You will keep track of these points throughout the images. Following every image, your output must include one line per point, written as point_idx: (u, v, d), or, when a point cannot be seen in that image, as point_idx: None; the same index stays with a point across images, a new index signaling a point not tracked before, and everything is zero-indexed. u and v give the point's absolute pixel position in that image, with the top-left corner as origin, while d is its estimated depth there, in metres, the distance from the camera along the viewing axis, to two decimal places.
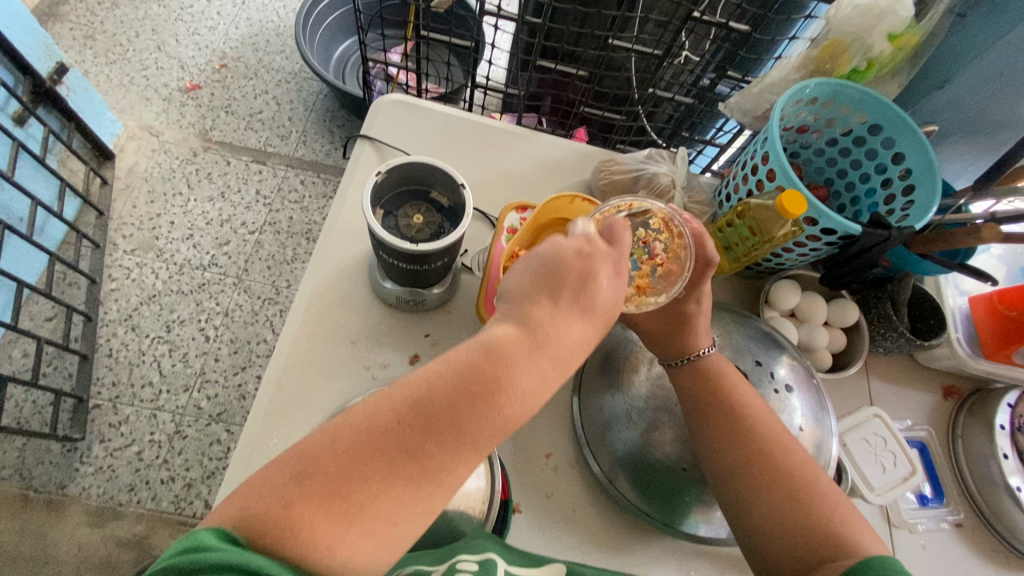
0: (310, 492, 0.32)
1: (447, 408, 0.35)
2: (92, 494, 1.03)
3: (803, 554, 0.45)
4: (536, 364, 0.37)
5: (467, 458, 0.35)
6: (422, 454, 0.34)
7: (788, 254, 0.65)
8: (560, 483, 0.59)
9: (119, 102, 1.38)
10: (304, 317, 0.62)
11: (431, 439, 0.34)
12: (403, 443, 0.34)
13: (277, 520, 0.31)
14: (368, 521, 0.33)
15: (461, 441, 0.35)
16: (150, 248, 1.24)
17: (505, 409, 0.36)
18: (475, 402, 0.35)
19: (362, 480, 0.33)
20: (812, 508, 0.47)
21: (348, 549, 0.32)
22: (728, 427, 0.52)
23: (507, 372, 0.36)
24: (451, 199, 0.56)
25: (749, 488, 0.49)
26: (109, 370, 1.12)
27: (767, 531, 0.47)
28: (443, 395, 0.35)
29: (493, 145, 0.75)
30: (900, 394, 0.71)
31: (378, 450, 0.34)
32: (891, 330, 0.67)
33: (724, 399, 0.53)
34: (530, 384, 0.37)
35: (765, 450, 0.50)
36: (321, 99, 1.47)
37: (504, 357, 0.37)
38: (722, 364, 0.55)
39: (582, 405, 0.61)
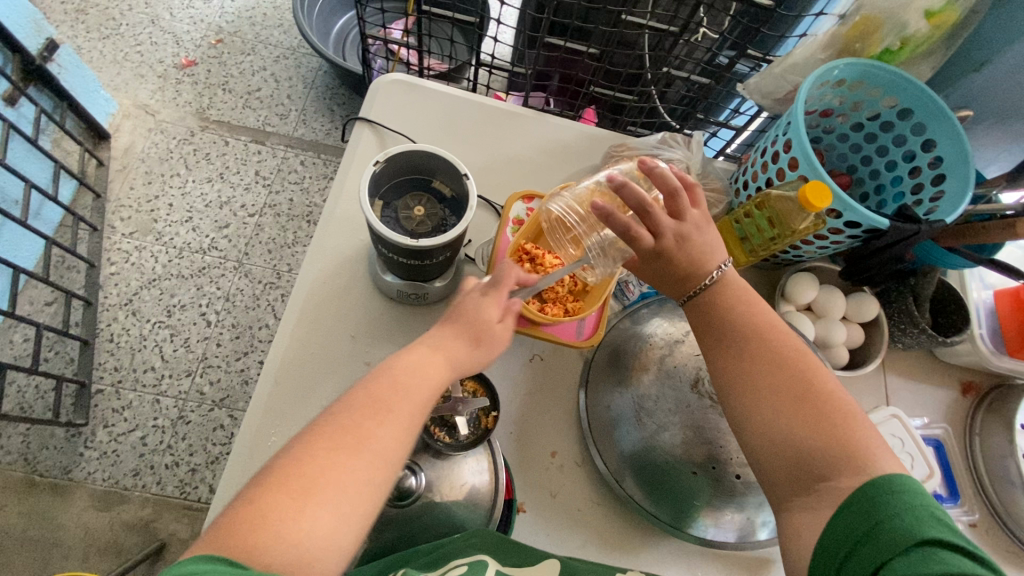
0: (265, 489, 0.36)
1: (362, 394, 0.41)
2: (97, 479, 1.03)
3: (810, 467, 0.43)
4: (427, 353, 0.44)
5: (386, 421, 0.40)
6: (358, 430, 0.39)
7: (807, 247, 0.62)
8: (564, 482, 0.58)
9: (113, 79, 1.34)
10: (300, 313, 0.59)
11: (363, 424, 0.40)
12: (335, 430, 0.39)
13: (247, 519, 0.35)
14: (323, 499, 0.36)
15: (389, 417, 0.41)
16: (149, 231, 1.22)
17: (418, 383, 0.43)
18: (383, 388, 0.42)
19: (305, 464, 0.38)
20: (825, 421, 0.44)
21: (311, 521, 0.35)
22: (733, 347, 0.49)
23: (402, 360, 0.44)
24: (453, 190, 0.53)
25: (753, 407, 0.46)
26: (111, 355, 1.11)
27: (766, 450, 0.45)
28: (362, 394, 0.41)
29: (499, 128, 0.71)
30: (917, 390, 0.69)
31: (319, 442, 0.39)
32: (912, 326, 0.64)
33: (732, 316, 0.50)
34: (424, 360, 0.44)
35: (772, 369, 0.47)
36: (321, 76, 1.43)
37: (410, 361, 0.44)
38: (735, 280, 0.51)
39: (588, 402, 0.59)
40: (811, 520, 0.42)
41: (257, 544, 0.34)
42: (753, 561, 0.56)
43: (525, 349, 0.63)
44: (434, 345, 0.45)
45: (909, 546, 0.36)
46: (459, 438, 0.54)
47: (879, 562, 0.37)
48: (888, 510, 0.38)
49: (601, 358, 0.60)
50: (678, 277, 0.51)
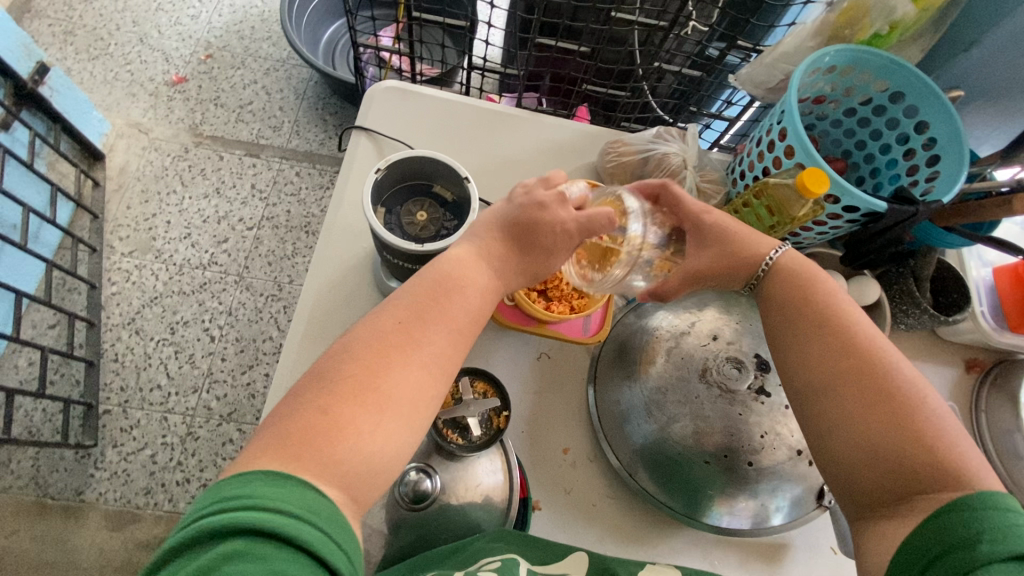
0: (344, 388, 0.38)
1: (422, 303, 0.43)
2: (109, 499, 1.03)
3: (895, 478, 0.40)
4: (471, 262, 0.47)
5: (441, 321, 0.43)
6: (414, 336, 0.41)
7: (807, 233, 0.62)
8: (578, 479, 0.58)
9: (104, 99, 1.34)
10: (307, 324, 0.60)
11: (403, 338, 0.41)
12: (404, 335, 0.41)
13: (326, 418, 0.36)
14: (395, 408, 0.38)
15: (443, 320, 0.43)
16: (148, 249, 1.22)
17: (464, 295, 0.45)
18: (440, 299, 0.44)
19: (378, 370, 0.39)
20: (920, 432, 0.40)
21: (385, 428, 0.37)
22: (823, 344, 0.47)
23: (459, 275, 0.45)
24: (455, 193, 0.53)
25: (836, 409, 0.44)
26: (117, 375, 1.11)
27: (850, 456, 0.42)
28: (400, 314, 0.42)
29: (495, 130, 0.72)
30: (921, 370, 0.70)
31: (388, 343, 0.41)
32: (913, 306, 0.65)
33: (813, 318, 0.48)
34: (477, 274, 0.46)
35: (858, 369, 0.44)
36: (312, 87, 1.43)
37: (453, 268, 0.46)
38: (807, 272, 0.52)
39: (598, 397, 0.59)
40: (891, 530, 0.39)
41: (330, 449, 0.35)
42: (769, 548, 0.57)
43: (532, 348, 0.63)
44: (478, 253, 0.48)
45: (1005, 558, 0.33)
46: (470, 440, 0.54)
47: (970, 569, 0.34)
48: (987, 523, 0.35)
49: (609, 354, 0.60)
50: (741, 243, 0.54)
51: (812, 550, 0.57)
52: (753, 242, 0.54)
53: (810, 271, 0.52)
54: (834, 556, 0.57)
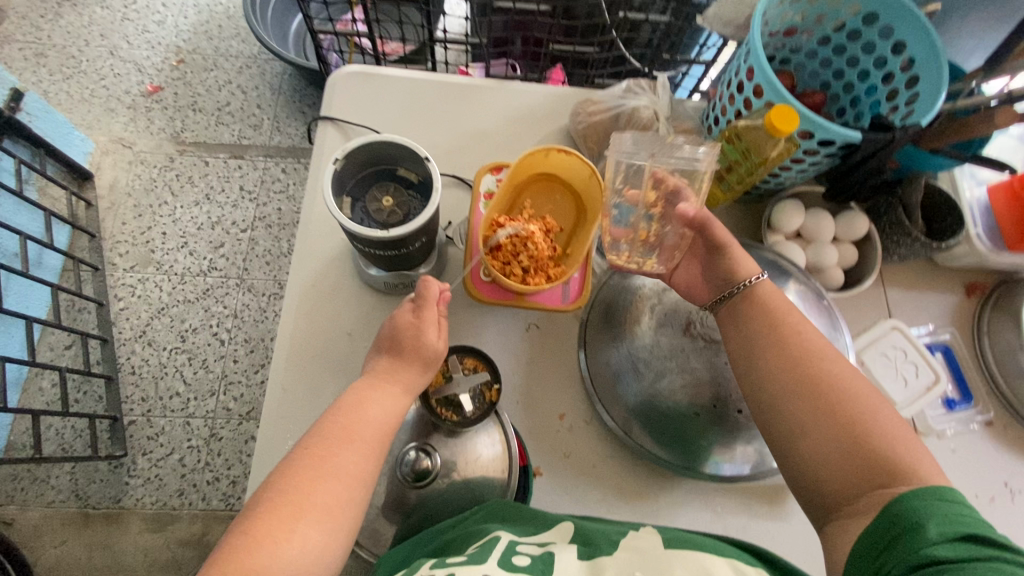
0: (267, 513, 0.39)
1: (332, 422, 0.45)
2: (146, 503, 1.08)
3: (851, 479, 0.41)
4: (386, 374, 0.48)
5: (354, 442, 0.44)
6: (331, 456, 0.42)
7: (787, 172, 0.61)
8: (576, 441, 0.59)
9: (84, 118, 1.34)
10: (296, 320, 0.60)
11: (334, 447, 0.43)
12: (318, 453, 0.42)
13: (243, 545, 0.37)
14: (319, 519, 0.40)
15: (358, 440, 0.44)
16: (148, 262, 1.24)
17: (371, 405, 0.46)
18: (349, 415, 0.45)
19: (294, 485, 0.40)
20: (865, 432, 0.42)
21: (302, 540, 0.38)
22: (769, 355, 0.47)
23: (356, 390, 0.47)
24: (419, 174, 0.52)
25: (791, 415, 0.44)
26: (136, 386, 1.15)
27: (807, 460, 0.43)
28: (315, 440, 0.43)
29: (462, 104, 0.70)
30: (918, 299, 0.68)
31: (305, 461, 0.42)
32: (904, 237, 0.63)
33: (767, 344, 0.48)
34: (376, 384, 0.47)
35: (812, 392, 0.44)
36: (287, 80, 1.41)
37: (369, 386, 0.47)
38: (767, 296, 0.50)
39: (589, 360, 0.59)
40: (851, 527, 0.40)
41: (254, 568, 0.36)
42: (772, 489, 0.58)
43: (520, 320, 0.63)
44: (383, 364, 0.49)
45: (947, 540, 0.35)
46: (465, 414, 0.55)
47: (914, 552, 0.35)
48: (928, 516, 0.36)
49: (595, 317, 0.60)
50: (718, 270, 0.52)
51: None
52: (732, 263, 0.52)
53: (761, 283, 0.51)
54: None
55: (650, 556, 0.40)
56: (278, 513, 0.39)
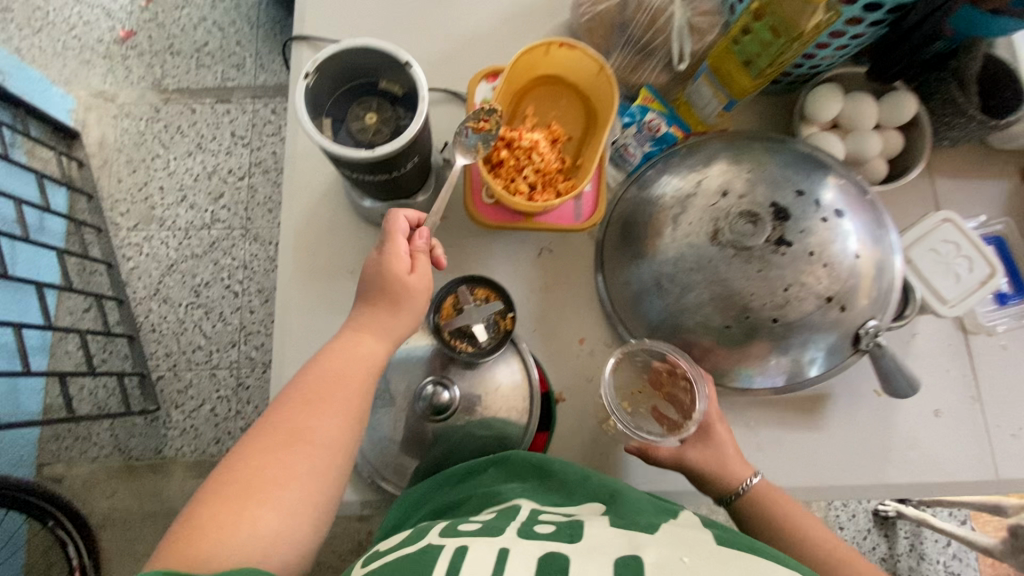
0: (222, 492, 0.38)
1: (297, 395, 0.42)
2: (186, 452, 1.12)
3: None
4: (355, 340, 0.45)
5: (317, 413, 0.42)
6: (292, 430, 0.41)
7: (823, 52, 0.53)
8: (599, 365, 0.57)
9: (61, 73, 1.27)
10: (295, 260, 0.57)
11: (295, 421, 0.41)
12: (279, 428, 0.41)
13: (194, 526, 0.36)
14: (275, 497, 0.38)
15: (323, 411, 0.42)
16: (151, 219, 1.21)
17: (339, 373, 0.43)
18: (314, 384, 0.43)
19: (251, 463, 0.39)
20: None
21: (258, 519, 0.37)
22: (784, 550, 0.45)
23: (324, 358, 0.44)
24: (403, 85, 0.45)
25: None
26: (159, 343, 1.16)
27: None
28: (282, 412, 0.42)
29: (449, 6, 0.62)
30: (970, 188, 0.62)
31: (267, 436, 0.40)
32: (959, 116, 0.56)
33: (775, 538, 0.46)
34: (344, 351, 0.44)
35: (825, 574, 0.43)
36: (264, 11, 1.31)
37: (339, 351, 0.44)
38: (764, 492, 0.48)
39: (608, 283, 0.56)
40: None
41: (205, 551, 0.35)
42: (806, 400, 0.56)
43: (531, 244, 0.59)
44: (355, 326, 0.46)
45: None
46: (479, 346, 0.53)
47: None
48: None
49: (613, 234, 0.56)
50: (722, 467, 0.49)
51: (850, 395, 0.56)
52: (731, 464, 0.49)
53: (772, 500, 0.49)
54: (876, 398, 0.56)
55: (697, 544, 0.35)
56: (233, 492, 0.38)
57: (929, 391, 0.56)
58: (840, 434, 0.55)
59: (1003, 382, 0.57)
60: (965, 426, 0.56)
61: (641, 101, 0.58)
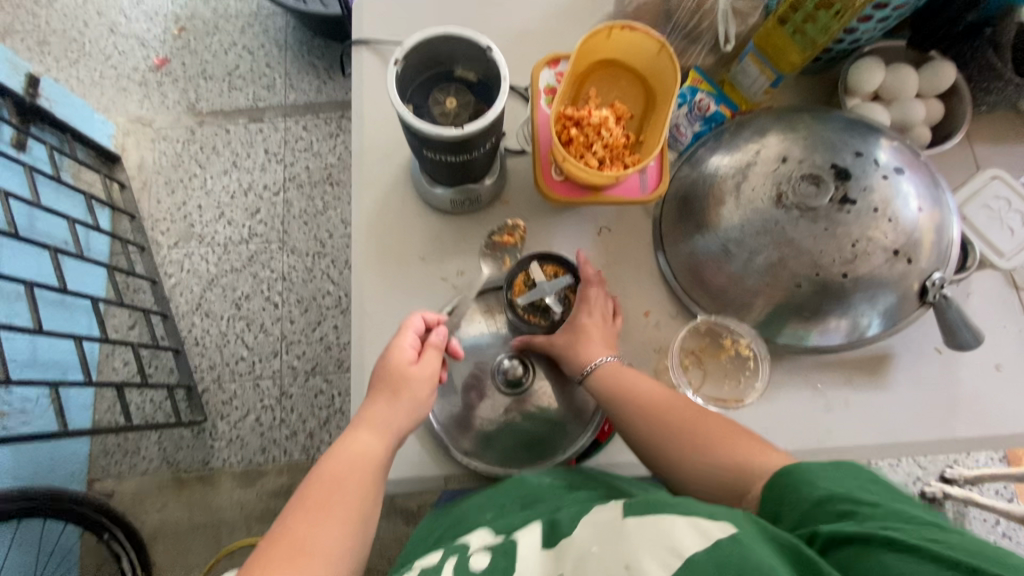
0: None
1: (311, 500, 0.44)
2: (233, 462, 1.13)
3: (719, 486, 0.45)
4: (357, 440, 0.47)
5: (322, 517, 0.43)
6: (305, 537, 0.41)
7: (864, 25, 0.55)
8: (666, 336, 0.59)
9: (100, 101, 1.32)
10: (367, 250, 0.60)
11: (307, 525, 0.42)
12: (295, 536, 0.41)
13: None
14: None
15: (332, 513, 0.43)
16: (191, 236, 1.25)
17: (350, 472, 0.46)
18: (326, 490, 0.44)
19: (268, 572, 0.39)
20: (717, 456, 0.45)
21: None
22: (652, 423, 0.49)
23: (334, 459, 0.47)
24: (479, 72, 0.49)
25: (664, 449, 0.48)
26: (203, 355, 1.18)
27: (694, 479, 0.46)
28: (293, 524, 0.42)
29: (498, 6, 0.66)
30: (1009, 152, 0.64)
31: (284, 546, 0.41)
32: (996, 80, 0.59)
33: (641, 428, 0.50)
34: (355, 451, 0.47)
35: (686, 451, 0.47)
36: (291, 33, 1.36)
37: (349, 451, 0.47)
38: (623, 374, 0.53)
39: (669, 257, 0.58)
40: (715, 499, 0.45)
41: None
42: (870, 360, 0.57)
43: (591, 224, 0.61)
44: (364, 422, 0.48)
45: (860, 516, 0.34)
46: (552, 318, 0.58)
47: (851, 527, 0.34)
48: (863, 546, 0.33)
49: (672, 209, 0.58)
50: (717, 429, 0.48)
51: (913, 353, 0.57)
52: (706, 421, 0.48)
53: (625, 388, 0.51)
54: (939, 356, 0.57)
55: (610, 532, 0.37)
56: None
57: (989, 346, 0.58)
58: (907, 391, 0.56)
59: None
60: None
61: (691, 82, 0.61)
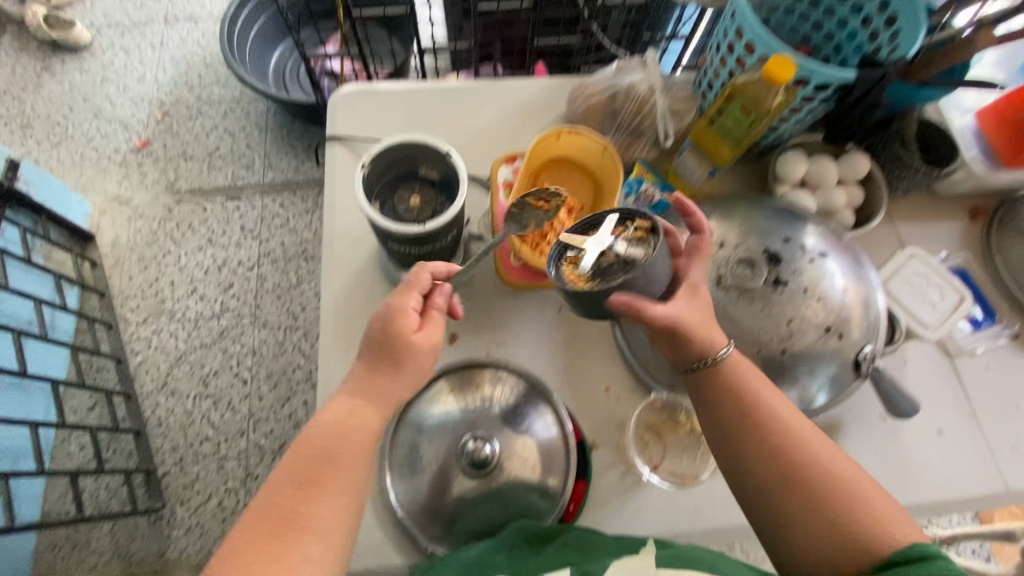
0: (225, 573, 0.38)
1: (304, 475, 0.43)
2: (191, 552, 1.07)
3: (831, 532, 0.41)
4: (349, 408, 0.45)
5: (316, 495, 0.42)
6: (294, 519, 0.41)
7: (784, 122, 0.62)
8: (627, 412, 0.60)
9: (78, 181, 1.35)
10: (334, 333, 0.61)
11: (296, 506, 0.41)
12: (284, 511, 0.41)
13: None
14: None
15: (324, 493, 0.42)
16: (161, 312, 1.24)
17: (346, 453, 0.44)
18: (319, 466, 0.43)
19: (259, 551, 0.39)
20: (822, 497, 0.42)
21: None
22: (756, 435, 0.45)
23: (328, 425, 0.45)
24: (441, 171, 0.53)
25: (758, 469, 0.44)
26: (165, 437, 1.14)
27: (804, 548, 0.42)
28: (284, 497, 0.42)
29: (461, 106, 0.72)
30: (927, 230, 0.71)
31: (271, 516, 0.41)
32: (906, 169, 0.66)
33: (752, 428, 0.45)
34: (349, 422, 0.45)
35: (783, 477, 0.43)
36: (272, 117, 1.44)
37: (337, 421, 0.45)
38: (746, 368, 0.48)
39: (625, 332, 0.61)
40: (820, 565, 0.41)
41: None
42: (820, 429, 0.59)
43: (550, 303, 0.65)
44: (358, 387, 0.46)
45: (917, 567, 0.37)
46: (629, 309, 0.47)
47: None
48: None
49: None
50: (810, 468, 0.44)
51: (859, 422, 0.60)
52: (787, 436, 0.45)
53: (740, 388, 0.47)
54: (884, 423, 0.60)
55: None
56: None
57: (928, 412, 0.61)
58: (857, 460, 0.59)
59: (990, 399, 0.62)
60: (969, 444, 0.60)
61: (636, 175, 0.65)
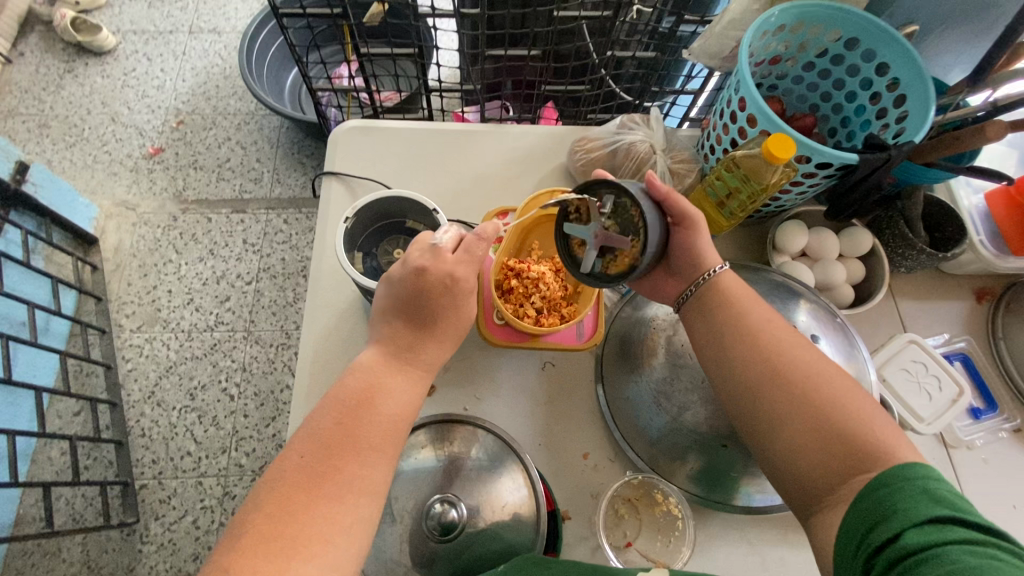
0: (255, 542, 0.39)
1: (336, 427, 0.44)
2: (161, 570, 1.05)
3: (808, 434, 0.44)
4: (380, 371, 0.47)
5: (350, 453, 0.43)
6: (327, 468, 0.42)
7: (787, 195, 0.61)
8: (604, 482, 0.58)
9: (88, 184, 1.37)
10: (311, 377, 0.60)
11: (336, 458, 0.43)
12: (318, 467, 0.42)
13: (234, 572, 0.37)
14: (316, 545, 0.39)
15: (356, 451, 0.43)
16: (155, 321, 1.24)
17: (378, 412, 0.45)
18: (354, 417, 0.44)
19: (291, 514, 0.40)
20: (815, 402, 0.45)
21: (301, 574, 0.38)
22: (746, 344, 0.49)
23: (371, 382, 0.46)
24: (427, 224, 0.54)
25: (750, 382, 0.48)
26: (147, 449, 1.13)
27: (788, 445, 0.45)
28: (318, 452, 0.43)
29: (461, 150, 0.72)
30: (931, 310, 0.68)
31: (301, 476, 0.42)
32: (909, 249, 0.63)
33: (736, 337, 0.49)
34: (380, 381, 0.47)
35: (782, 388, 0.46)
36: (284, 133, 1.45)
37: (370, 373, 0.47)
38: (734, 287, 0.52)
39: (608, 396, 0.59)
40: (804, 460, 0.44)
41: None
42: None
43: (535, 359, 0.63)
44: (388, 347, 0.48)
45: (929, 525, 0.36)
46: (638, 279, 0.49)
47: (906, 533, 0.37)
48: (902, 497, 0.38)
49: (611, 352, 0.60)
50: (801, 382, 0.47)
51: None
52: (781, 348, 0.48)
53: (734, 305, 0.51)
54: None
55: None
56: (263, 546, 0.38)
57: None
58: None
59: (987, 496, 0.59)
60: None
61: None
